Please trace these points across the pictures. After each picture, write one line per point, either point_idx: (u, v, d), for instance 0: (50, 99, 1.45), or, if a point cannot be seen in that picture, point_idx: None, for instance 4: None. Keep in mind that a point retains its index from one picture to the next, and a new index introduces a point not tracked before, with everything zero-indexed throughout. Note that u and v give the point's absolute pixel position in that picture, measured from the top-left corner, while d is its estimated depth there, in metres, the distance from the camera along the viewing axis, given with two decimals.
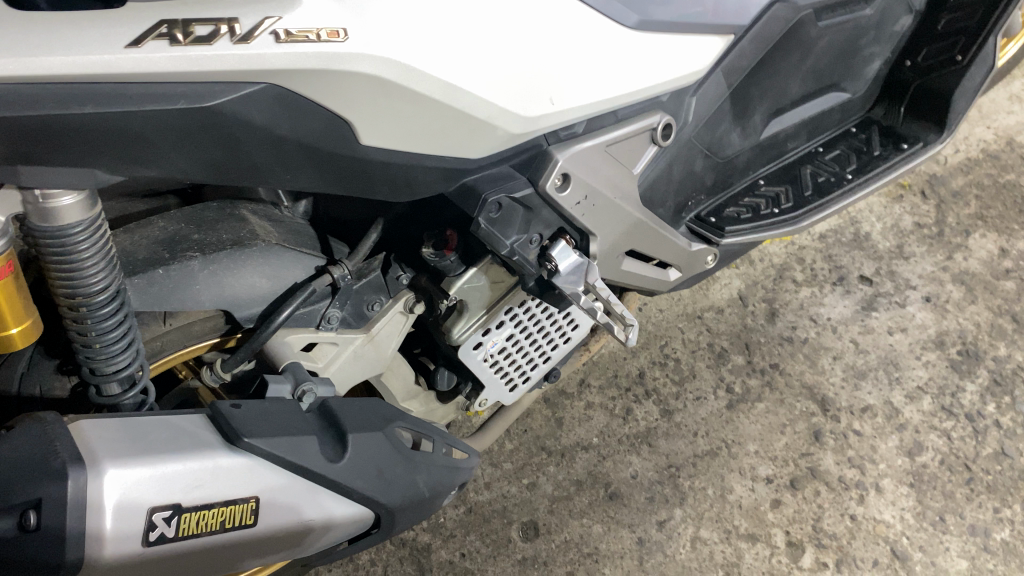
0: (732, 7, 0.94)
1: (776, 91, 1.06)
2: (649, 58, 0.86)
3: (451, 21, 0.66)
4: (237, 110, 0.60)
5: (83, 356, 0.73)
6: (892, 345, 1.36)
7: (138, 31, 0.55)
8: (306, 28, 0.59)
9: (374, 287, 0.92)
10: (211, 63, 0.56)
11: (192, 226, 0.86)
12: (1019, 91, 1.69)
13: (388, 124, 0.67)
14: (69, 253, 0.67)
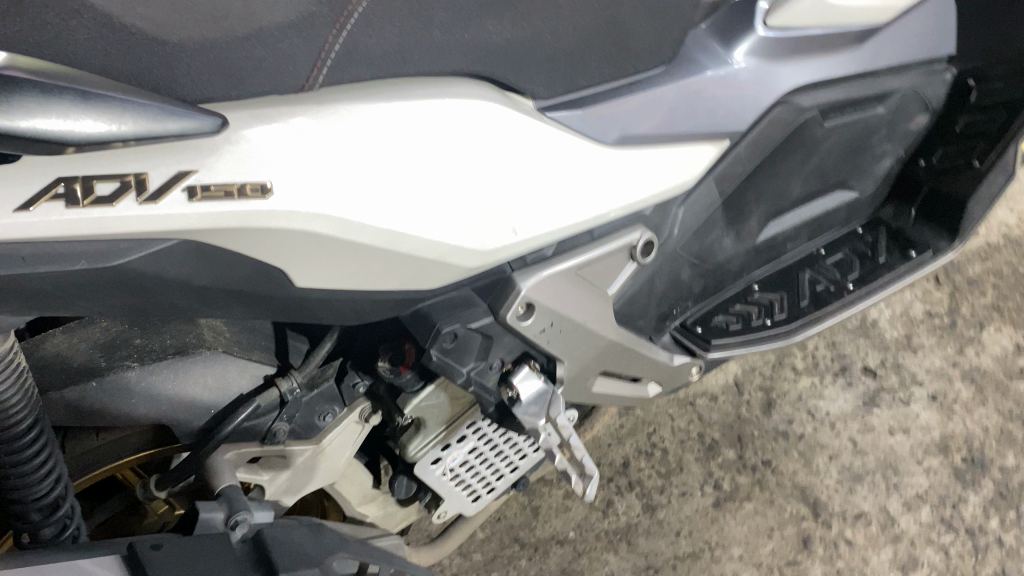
0: (726, 113, 0.88)
1: (775, 194, 1.00)
2: (629, 175, 0.80)
3: (394, 162, 0.62)
4: (147, 266, 0.54)
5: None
6: (892, 447, 1.28)
7: (33, 190, 0.49)
8: (227, 181, 0.54)
9: (327, 397, 0.87)
10: (115, 226, 0.51)
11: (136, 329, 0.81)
12: None
13: (324, 269, 0.62)
14: None
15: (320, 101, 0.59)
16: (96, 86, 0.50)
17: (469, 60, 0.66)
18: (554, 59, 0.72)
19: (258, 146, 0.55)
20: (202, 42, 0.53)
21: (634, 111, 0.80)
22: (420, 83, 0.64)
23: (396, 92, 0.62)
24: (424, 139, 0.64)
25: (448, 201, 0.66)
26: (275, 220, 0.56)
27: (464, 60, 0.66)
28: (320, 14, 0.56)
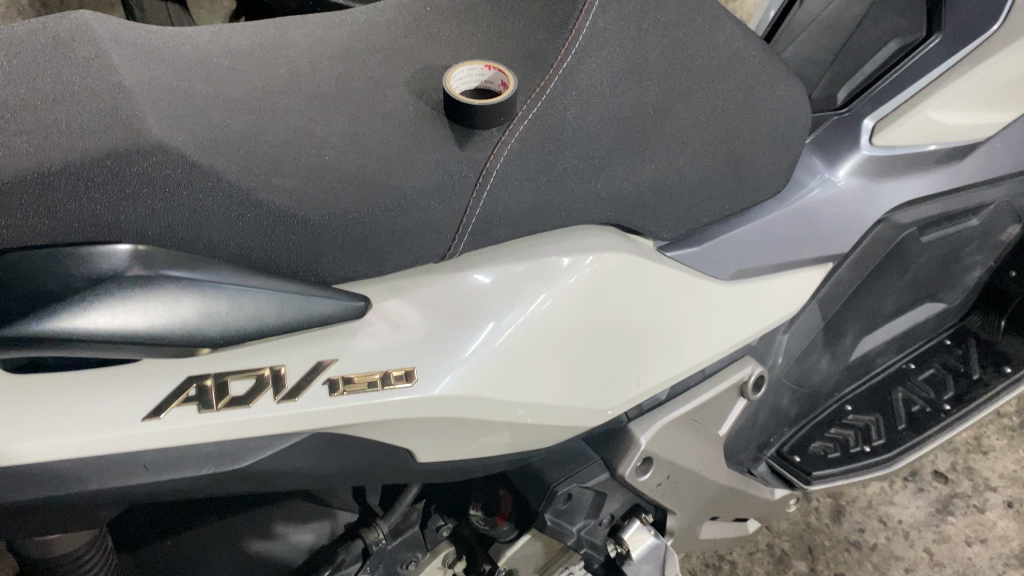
0: (833, 235, 0.83)
1: (870, 310, 0.95)
2: (744, 311, 0.76)
3: (534, 328, 0.56)
4: (272, 463, 0.48)
5: None
6: (970, 559, 1.22)
7: (161, 396, 0.44)
8: (368, 370, 0.49)
9: (410, 544, 0.78)
10: (251, 429, 0.46)
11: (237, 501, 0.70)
12: None
13: (453, 445, 0.57)
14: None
15: (457, 267, 0.54)
16: (234, 275, 0.45)
17: (600, 210, 0.62)
18: (682, 198, 0.67)
19: (399, 330, 0.50)
20: (343, 215, 0.49)
21: (749, 245, 0.75)
22: (555, 236, 0.60)
23: (534, 247, 0.58)
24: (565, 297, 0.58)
25: (581, 363, 0.60)
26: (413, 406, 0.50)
27: (595, 210, 0.61)
28: (461, 176, 0.54)
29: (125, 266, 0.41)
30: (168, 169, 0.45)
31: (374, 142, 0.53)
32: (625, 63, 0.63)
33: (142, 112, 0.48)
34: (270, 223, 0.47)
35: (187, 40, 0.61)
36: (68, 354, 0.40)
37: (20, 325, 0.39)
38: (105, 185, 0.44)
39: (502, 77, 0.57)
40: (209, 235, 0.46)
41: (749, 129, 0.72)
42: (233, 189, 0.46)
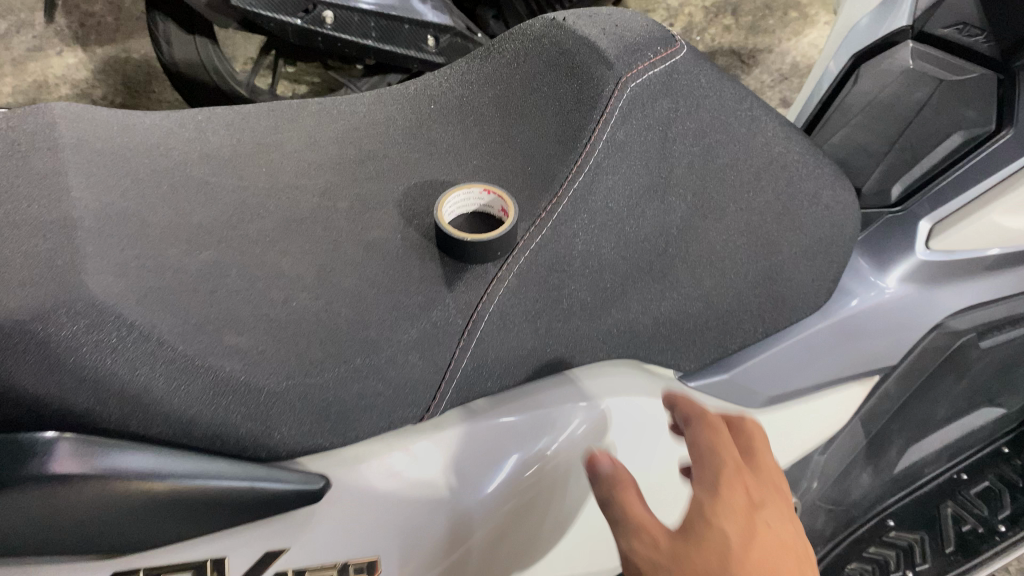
0: (885, 347, 0.75)
1: (919, 420, 0.86)
2: (776, 438, 0.70)
3: (524, 501, 0.48)
4: None
5: None
6: None
7: None
8: (323, 560, 0.43)
9: None
10: None
11: None
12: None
13: None
14: None
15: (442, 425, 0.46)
16: (175, 457, 0.39)
17: (606, 349, 0.54)
18: (709, 326, 0.60)
19: (365, 512, 0.43)
20: (306, 377, 0.43)
21: (791, 367, 0.68)
22: (563, 377, 0.51)
23: (533, 396, 0.49)
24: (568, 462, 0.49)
25: (583, 532, 0.52)
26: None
27: (594, 353, 0.53)
28: (447, 324, 0.48)
29: (51, 465, 0.36)
30: (102, 333, 0.39)
31: (351, 281, 0.47)
32: (647, 180, 0.56)
33: (85, 251, 0.42)
34: (218, 393, 0.41)
35: (164, 141, 0.56)
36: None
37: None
38: (23, 354, 0.38)
39: (502, 206, 0.50)
40: (147, 410, 0.40)
41: (791, 240, 0.63)
42: (179, 355, 0.41)
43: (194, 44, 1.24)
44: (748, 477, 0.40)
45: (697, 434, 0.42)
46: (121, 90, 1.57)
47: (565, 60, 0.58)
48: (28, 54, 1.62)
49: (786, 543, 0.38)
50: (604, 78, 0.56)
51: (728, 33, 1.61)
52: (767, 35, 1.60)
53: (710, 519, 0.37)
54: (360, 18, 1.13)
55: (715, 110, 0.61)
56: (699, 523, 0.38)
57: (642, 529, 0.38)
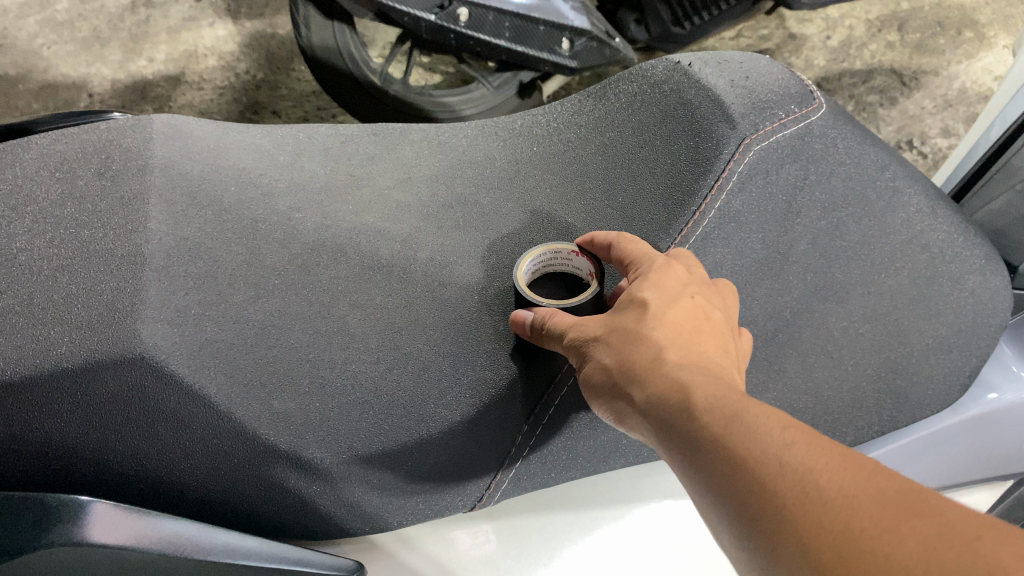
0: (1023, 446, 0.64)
1: None
2: None
3: None
4: None
5: None
6: None
7: None
8: None
9: None
10: None
11: None
12: None
13: None
14: None
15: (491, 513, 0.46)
16: (212, 532, 0.37)
17: None
18: (817, 422, 0.53)
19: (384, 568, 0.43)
20: (350, 452, 0.41)
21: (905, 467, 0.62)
22: (637, 472, 0.49)
23: (594, 497, 0.47)
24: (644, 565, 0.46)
25: None
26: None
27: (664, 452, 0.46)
28: (513, 403, 0.44)
29: (93, 533, 0.34)
30: (147, 390, 0.38)
31: (418, 345, 0.44)
32: (763, 254, 0.51)
33: (146, 290, 0.41)
34: (260, 461, 0.39)
35: (255, 165, 0.54)
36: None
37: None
38: (69, 406, 0.37)
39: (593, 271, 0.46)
40: (189, 474, 0.38)
41: (924, 332, 0.56)
42: (225, 421, 0.39)
43: (335, 31, 0.99)
44: (676, 267, 0.42)
45: (620, 249, 0.44)
46: (249, 85, 1.23)
47: (683, 112, 0.53)
48: (181, 25, 1.29)
49: (715, 321, 0.39)
50: (724, 137, 0.51)
51: (893, 50, 1.44)
52: (936, 56, 1.43)
53: (634, 300, 0.40)
54: (495, 19, 0.91)
55: (851, 178, 0.54)
56: (621, 308, 0.40)
57: (572, 326, 0.41)
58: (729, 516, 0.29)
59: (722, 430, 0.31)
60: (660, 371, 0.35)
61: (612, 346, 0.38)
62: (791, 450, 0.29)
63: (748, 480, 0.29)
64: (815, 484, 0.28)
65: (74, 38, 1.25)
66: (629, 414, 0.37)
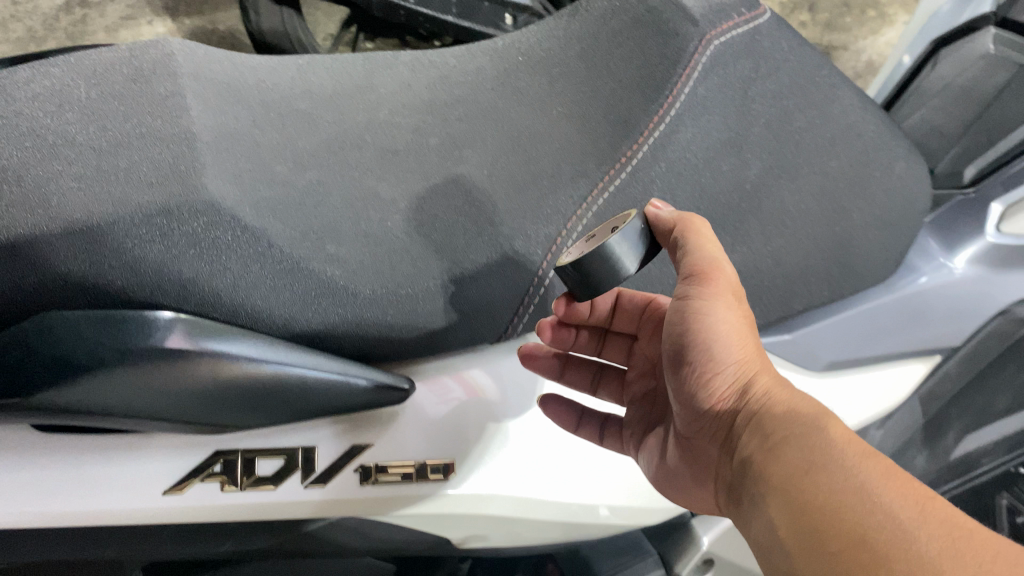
0: (945, 319, 0.74)
1: (977, 407, 0.86)
2: (838, 404, 0.70)
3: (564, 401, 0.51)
4: (298, 540, 0.46)
5: None
6: None
7: (186, 469, 0.42)
8: (394, 454, 0.46)
9: None
10: (272, 512, 0.43)
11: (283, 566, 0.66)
12: None
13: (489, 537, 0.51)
14: None
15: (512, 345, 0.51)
16: (277, 349, 0.42)
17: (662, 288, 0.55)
18: (776, 285, 0.61)
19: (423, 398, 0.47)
20: (397, 292, 0.46)
21: (849, 337, 0.69)
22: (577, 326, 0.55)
23: None
24: None
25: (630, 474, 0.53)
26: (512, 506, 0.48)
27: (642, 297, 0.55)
28: (527, 255, 0.49)
29: (162, 335, 0.39)
30: (218, 229, 0.43)
31: (441, 209, 0.50)
32: (726, 135, 0.58)
33: (203, 159, 0.46)
34: (320, 295, 0.44)
35: (267, 79, 0.59)
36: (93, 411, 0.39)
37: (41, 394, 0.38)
38: (151, 246, 0.42)
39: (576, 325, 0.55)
40: (257, 303, 0.43)
41: (863, 211, 0.64)
42: (284, 255, 0.44)
43: (284, 14, 1.03)
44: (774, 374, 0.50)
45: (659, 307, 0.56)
46: None
47: (650, 18, 0.60)
48: (120, 23, 1.29)
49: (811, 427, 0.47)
50: (689, 35, 0.58)
51: (806, 29, 1.56)
52: (844, 33, 1.56)
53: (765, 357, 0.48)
54: None
55: (795, 74, 0.62)
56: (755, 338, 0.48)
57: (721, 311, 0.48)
58: (848, 522, 0.35)
59: (862, 468, 0.37)
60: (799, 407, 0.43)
61: (746, 350, 0.46)
62: (918, 507, 0.35)
63: (881, 504, 0.35)
64: (937, 536, 0.33)
65: (10, 38, 1.24)
66: (751, 420, 0.44)
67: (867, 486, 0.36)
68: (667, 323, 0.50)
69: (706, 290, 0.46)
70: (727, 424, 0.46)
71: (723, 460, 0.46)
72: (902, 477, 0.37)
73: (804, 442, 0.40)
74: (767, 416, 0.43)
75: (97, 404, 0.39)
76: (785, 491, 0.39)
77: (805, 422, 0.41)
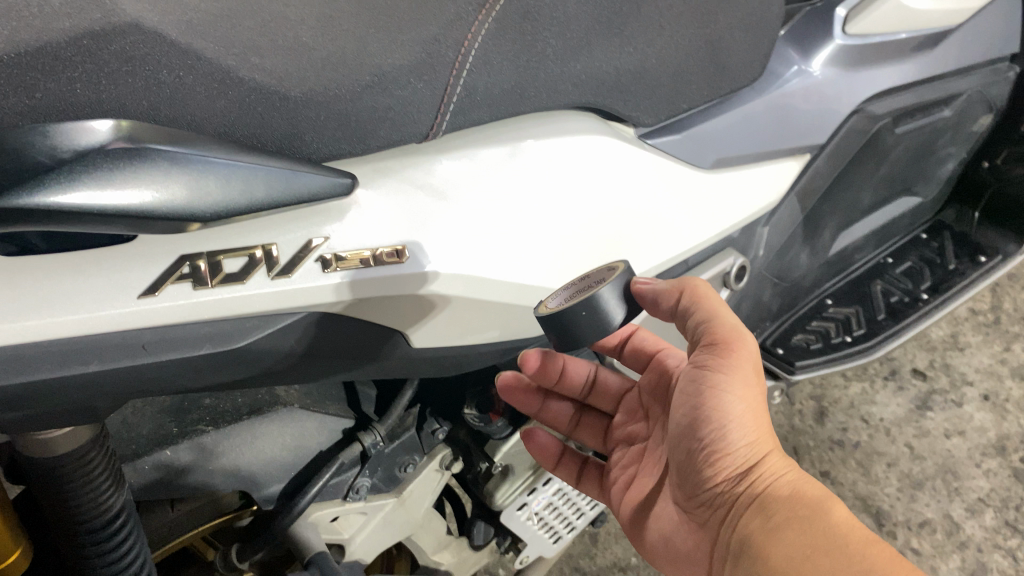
0: (810, 118, 0.82)
1: (847, 205, 0.96)
2: (728, 197, 0.77)
3: (490, 186, 0.56)
4: (272, 343, 0.49)
5: (80, 563, 0.61)
6: (949, 450, 1.25)
7: (155, 274, 0.44)
8: (359, 247, 0.50)
9: (408, 446, 0.80)
10: (245, 304, 0.47)
11: (241, 421, 0.70)
12: None
13: (441, 328, 0.57)
14: (76, 495, 0.58)
15: (447, 146, 0.55)
16: (223, 152, 0.45)
17: (563, 86, 0.59)
18: (661, 84, 0.67)
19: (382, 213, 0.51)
20: (326, 92, 0.49)
21: (732, 135, 0.76)
22: (500, 129, 0.59)
23: (516, 131, 0.59)
24: (551, 169, 0.60)
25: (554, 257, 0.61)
26: (464, 288, 0.55)
27: (547, 94, 0.59)
28: (440, 55, 0.52)
29: (106, 143, 0.41)
30: (138, 49, 0.43)
31: (348, 24, 0.52)
32: None
33: None
34: (255, 99, 0.47)
35: None
36: (104, 213, 0.40)
37: (55, 194, 0.39)
38: (80, 64, 0.42)
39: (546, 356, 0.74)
40: (193, 114, 0.46)
41: (731, 13, 0.70)
42: (211, 65, 0.46)
43: None
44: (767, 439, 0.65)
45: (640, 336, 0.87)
46: None
47: None
48: None
49: None
50: None
51: None
52: None
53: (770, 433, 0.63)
54: None
55: None
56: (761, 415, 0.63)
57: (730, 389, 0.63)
58: None
59: (846, 546, 0.52)
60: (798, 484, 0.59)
61: (750, 431, 0.61)
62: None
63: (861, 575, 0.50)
64: None
65: None
66: (754, 492, 0.60)
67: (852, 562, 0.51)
68: (683, 398, 0.66)
69: (720, 371, 0.62)
70: (734, 492, 0.61)
71: (731, 520, 0.62)
72: (882, 553, 0.51)
73: (806, 524, 0.55)
74: (773, 493, 0.58)
75: (113, 205, 0.40)
76: (786, 557, 0.54)
77: (804, 509, 0.56)
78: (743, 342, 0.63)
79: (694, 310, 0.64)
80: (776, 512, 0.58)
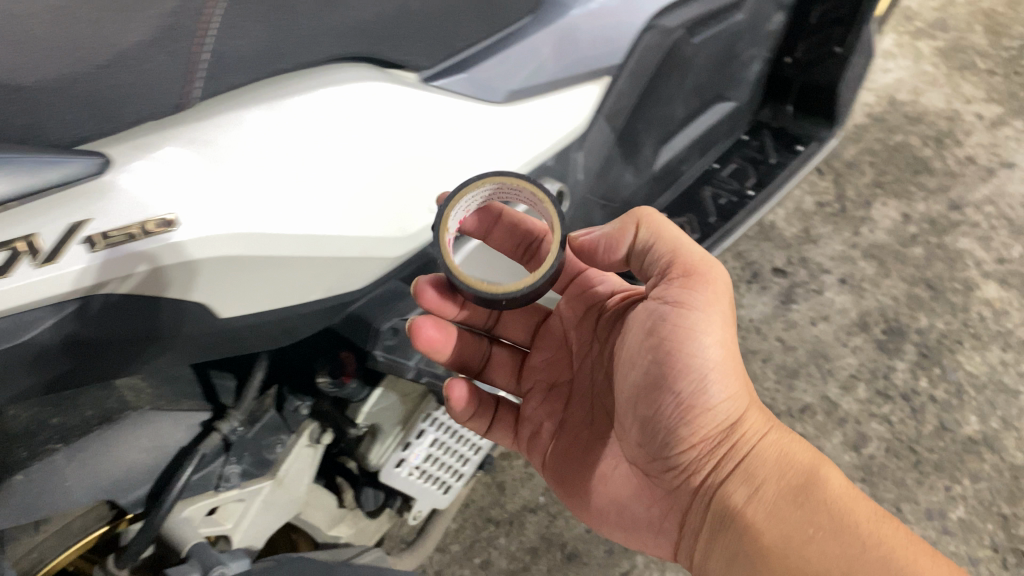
0: (598, 41, 0.84)
1: (659, 120, 1.00)
2: (529, 126, 0.80)
3: (263, 145, 0.57)
4: (60, 329, 0.50)
5: None
6: (817, 335, 1.32)
7: None
8: (127, 221, 0.50)
9: (271, 427, 0.82)
10: (18, 296, 0.47)
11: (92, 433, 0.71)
12: (900, 63, 1.73)
13: (245, 294, 0.59)
14: None
15: (211, 113, 0.56)
16: None
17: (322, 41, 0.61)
18: (429, 26, 0.69)
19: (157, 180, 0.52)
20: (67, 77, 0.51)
21: (518, 65, 0.77)
22: (267, 88, 0.59)
23: (283, 88, 0.60)
24: (328, 120, 0.61)
25: (347, 206, 0.62)
26: (253, 246, 0.56)
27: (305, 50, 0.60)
28: (181, 27, 0.55)
29: None
30: None
31: (82, 14, 0.54)
32: None
33: None
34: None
35: None
36: None
37: None
38: None
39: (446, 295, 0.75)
40: None
41: None
42: None
43: None
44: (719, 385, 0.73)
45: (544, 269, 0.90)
46: None
47: None
48: None
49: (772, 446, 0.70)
50: None
51: None
52: None
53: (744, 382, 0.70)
54: None
55: None
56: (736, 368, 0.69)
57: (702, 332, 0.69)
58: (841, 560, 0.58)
59: (843, 511, 0.61)
60: (779, 442, 0.67)
61: (731, 388, 0.67)
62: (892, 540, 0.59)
63: (860, 539, 0.59)
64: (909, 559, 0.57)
65: None
66: (742, 450, 0.67)
67: (854, 525, 0.60)
68: (652, 343, 0.69)
69: (696, 314, 0.67)
70: (718, 445, 0.67)
71: (713, 472, 0.68)
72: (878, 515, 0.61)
73: (801, 489, 0.63)
74: (763, 453, 0.66)
75: None
76: (785, 519, 0.62)
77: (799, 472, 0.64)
78: (712, 277, 0.68)
79: (666, 253, 0.71)
80: (765, 477, 0.66)
